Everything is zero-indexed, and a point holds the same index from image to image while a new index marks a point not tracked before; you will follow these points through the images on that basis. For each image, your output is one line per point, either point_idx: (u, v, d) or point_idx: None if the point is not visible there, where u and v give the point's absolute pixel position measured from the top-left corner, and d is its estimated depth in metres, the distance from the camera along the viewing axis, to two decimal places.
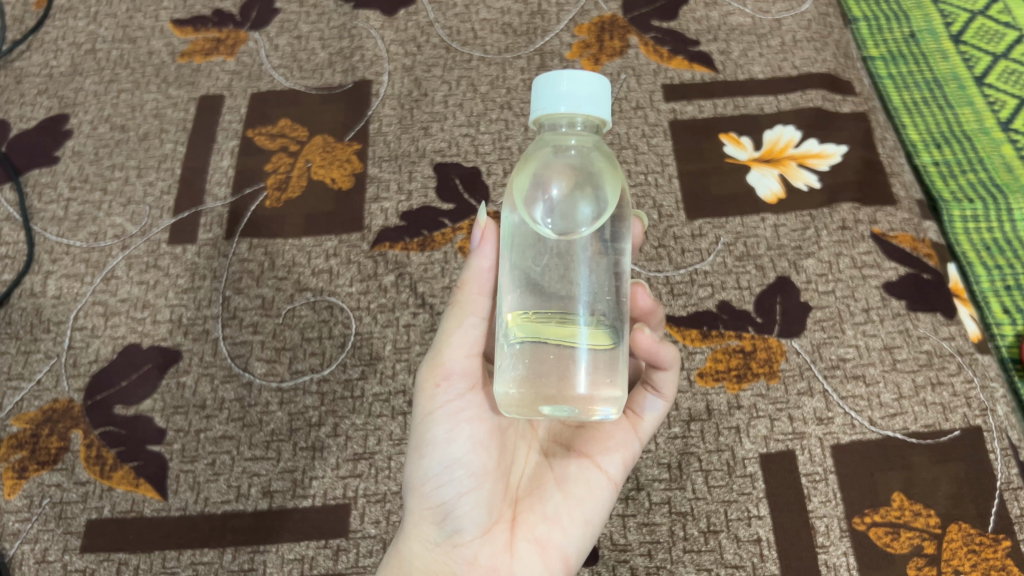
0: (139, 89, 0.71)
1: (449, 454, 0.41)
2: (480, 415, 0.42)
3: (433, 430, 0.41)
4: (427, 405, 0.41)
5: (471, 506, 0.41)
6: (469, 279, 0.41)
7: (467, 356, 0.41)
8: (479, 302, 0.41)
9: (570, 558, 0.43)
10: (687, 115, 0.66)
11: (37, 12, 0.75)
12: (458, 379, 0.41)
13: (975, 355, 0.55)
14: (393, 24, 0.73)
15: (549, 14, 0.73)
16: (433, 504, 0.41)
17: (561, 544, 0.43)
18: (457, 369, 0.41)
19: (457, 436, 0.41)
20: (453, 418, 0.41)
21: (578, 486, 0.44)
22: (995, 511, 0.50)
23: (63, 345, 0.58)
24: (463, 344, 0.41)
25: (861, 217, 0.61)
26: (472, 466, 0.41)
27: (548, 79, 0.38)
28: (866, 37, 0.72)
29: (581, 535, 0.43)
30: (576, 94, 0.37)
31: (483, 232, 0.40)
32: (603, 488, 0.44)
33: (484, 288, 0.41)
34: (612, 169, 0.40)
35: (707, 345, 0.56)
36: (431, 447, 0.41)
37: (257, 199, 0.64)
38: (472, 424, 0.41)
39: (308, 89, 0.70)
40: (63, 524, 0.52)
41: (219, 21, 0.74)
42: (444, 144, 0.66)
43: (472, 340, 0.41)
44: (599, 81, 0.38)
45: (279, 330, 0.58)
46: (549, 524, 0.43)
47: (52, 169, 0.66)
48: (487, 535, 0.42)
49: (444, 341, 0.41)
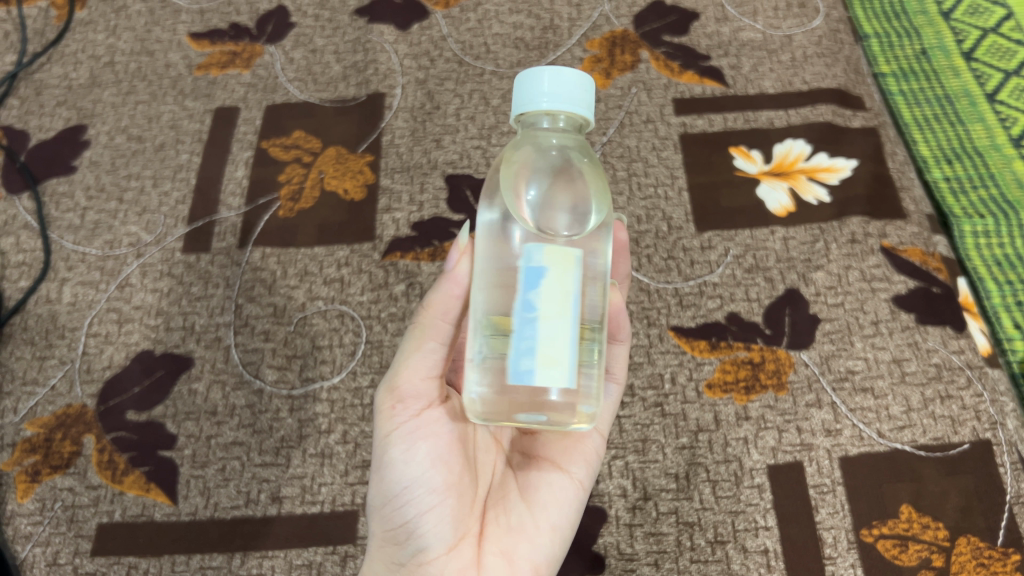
0: (156, 101, 0.72)
1: (407, 474, 0.40)
2: (439, 431, 0.41)
3: (390, 451, 0.40)
4: (383, 427, 0.41)
5: (436, 523, 0.40)
6: (434, 301, 0.40)
7: (424, 379, 0.41)
8: (441, 326, 0.41)
9: (540, 566, 0.43)
10: (697, 129, 0.67)
11: (57, 25, 0.77)
12: (414, 399, 0.41)
13: (984, 369, 0.55)
14: (407, 38, 0.75)
15: (561, 29, 0.74)
16: (395, 525, 0.40)
17: (527, 553, 0.43)
18: (413, 390, 0.41)
19: (416, 456, 0.40)
20: (409, 438, 0.40)
21: (541, 496, 0.45)
22: (1004, 525, 0.50)
23: (77, 351, 0.59)
24: (422, 367, 0.41)
25: (870, 231, 0.61)
26: (433, 483, 0.40)
27: (536, 74, 0.38)
28: (877, 53, 0.73)
29: (549, 542, 0.44)
30: (558, 96, 0.38)
31: (461, 252, 0.41)
32: (567, 498, 0.46)
33: (447, 313, 0.40)
34: (596, 172, 0.41)
35: (716, 356, 0.56)
36: (389, 469, 0.40)
37: (270, 209, 0.65)
38: (431, 441, 0.40)
39: (323, 102, 0.71)
40: (74, 527, 0.53)
41: (236, 35, 0.75)
42: (456, 156, 0.67)
43: (430, 362, 0.41)
44: (572, 77, 0.38)
45: (290, 338, 0.59)
46: (514, 535, 0.43)
47: (70, 178, 0.68)
48: (453, 551, 0.41)
49: (403, 360, 0.41)
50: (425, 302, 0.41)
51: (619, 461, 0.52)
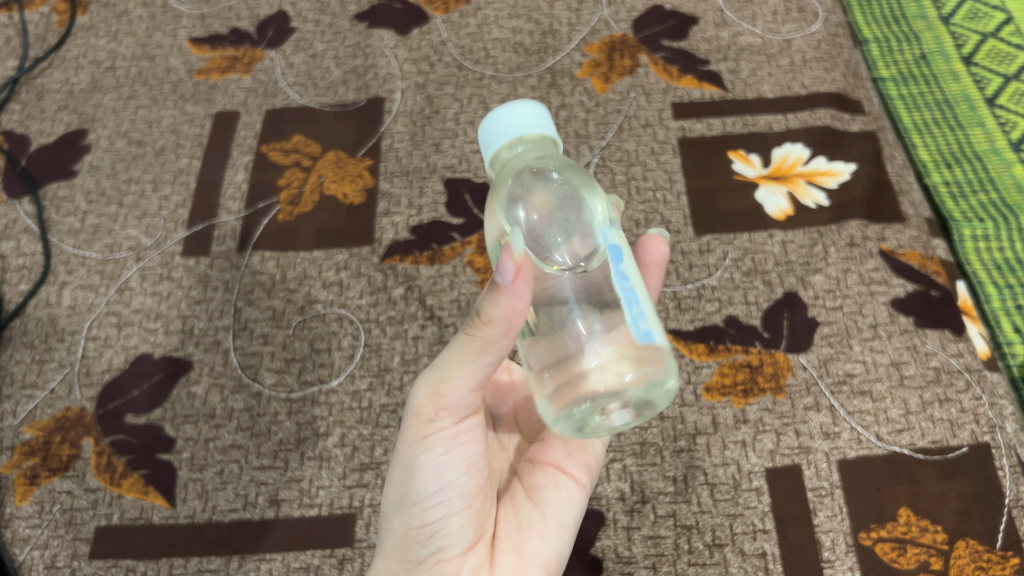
0: (156, 105, 0.72)
1: (441, 476, 0.39)
2: (475, 437, 0.41)
3: (426, 453, 0.39)
4: (420, 431, 0.39)
5: (460, 523, 0.40)
6: (495, 319, 0.34)
7: (469, 390, 0.38)
8: (500, 342, 0.36)
9: (551, 563, 0.42)
10: (696, 133, 0.67)
11: (59, 30, 0.77)
12: (457, 410, 0.39)
13: (983, 372, 0.55)
14: (407, 43, 0.75)
15: (560, 34, 0.75)
16: (419, 525, 0.40)
17: (540, 551, 0.42)
18: (459, 402, 0.38)
19: (453, 459, 0.40)
20: (448, 443, 0.40)
21: (550, 495, 0.45)
22: (1003, 529, 0.50)
23: (76, 354, 0.59)
24: (469, 380, 0.38)
25: (869, 234, 0.61)
26: (463, 486, 0.40)
27: (504, 114, 0.40)
28: (877, 58, 0.73)
29: (559, 539, 0.43)
30: (524, 122, 0.40)
31: (520, 269, 0.33)
32: (576, 499, 0.46)
33: (512, 332, 0.35)
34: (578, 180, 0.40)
35: (715, 359, 0.56)
36: (422, 471, 0.39)
37: (269, 213, 0.65)
38: (468, 446, 0.40)
39: (323, 106, 0.71)
40: (72, 530, 0.53)
41: (236, 40, 0.76)
42: (455, 160, 0.67)
43: (478, 373, 0.38)
44: (527, 107, 0.40)
45: (289, 341, 0.59)
46: (527, 534, 0.43)
47: (70, 183, 0.68)
48: (472, 550, 0.41)
49: (448, 367, 0.38)
50: (480, 315, 0.35)
51: (617, 464, 0.52)
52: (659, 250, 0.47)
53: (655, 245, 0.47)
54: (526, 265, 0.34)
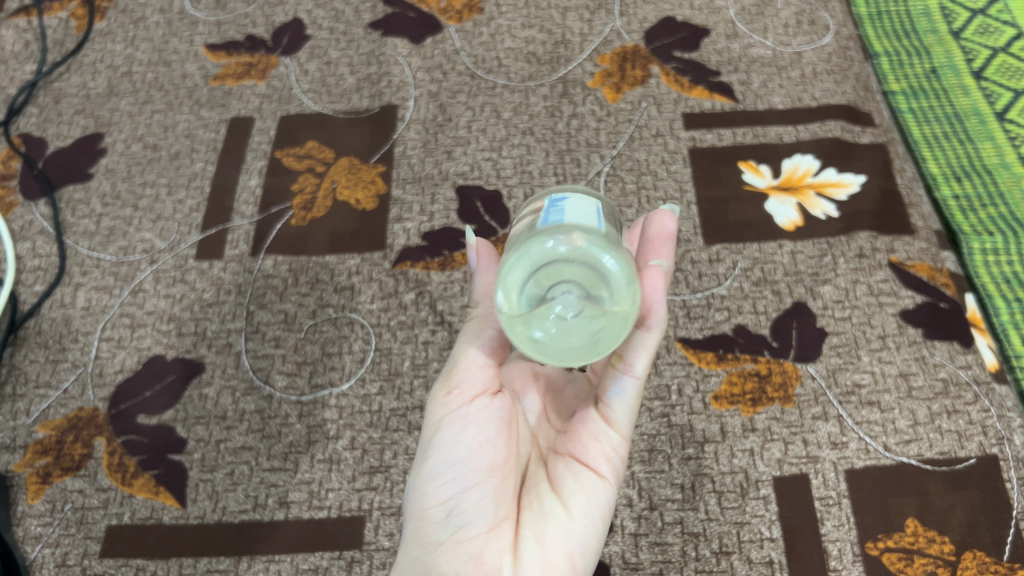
0: (171, 110, 0.74)
1: (454, 453, 0.41)
2: (490, 416, 0.42)
3: (441, 432, 0.41)
4: (437, 411, 0.42)
5: (475, 501, 0.40)
6: (481, 298, 0.44)
7: (479, 368, 0.42)
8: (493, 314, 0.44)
9: (571, 545, 0.40)
10: (706, 143, 0.68)
11: (77, 35, 0.79)
12: (470, 387, 0.42)
13: (992, 385, 0.55)
14: (420, 51, 0.76)
15: (572, 44, 0.75)
16: (435, 503, 0.40)
17: (562, 536, 0.41)
18: (469, 379, 0.42)
19: (464, 437, 0.41)
20: (462, 421, 0.41)
21: (573, 482, 0.43)
22: (1011, 540, 0.50)
23: (89, 355, 0.60)
24: (476, 357, 0.42)
25: (878, 246, 0.62)
26: (477, 463, 0.41)
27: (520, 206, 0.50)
28: (887, 72, 0.74)
29: (579, 525, 0.41)
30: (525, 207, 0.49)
31: (477, 250, 0.45)
32: (599, 485, 0.43)
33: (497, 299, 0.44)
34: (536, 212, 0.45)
35: (723, 368, 0.56)
36: (437, 448, 0.41)
37: (283, 217, 0.66)
38: (481, 425, 0.41)
39: (337, 113, 0.72)
40: (84, 529, 0.53)
41: (252, 47, 0.77)
42: (467, 167, 0.68)
43: (488, 351, 0.43)
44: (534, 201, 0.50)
45: (300, 344, 0.60)
46: (548, 518, 0.41)
47: (86, 186, 0.69)
48: (494, 530, 0.40)
49: (462, 352, 0.43)
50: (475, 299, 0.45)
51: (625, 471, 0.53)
52: (665, 223, 0.44)
53: (661, 218, 0.44)
54: (484, 247, 0.45)
